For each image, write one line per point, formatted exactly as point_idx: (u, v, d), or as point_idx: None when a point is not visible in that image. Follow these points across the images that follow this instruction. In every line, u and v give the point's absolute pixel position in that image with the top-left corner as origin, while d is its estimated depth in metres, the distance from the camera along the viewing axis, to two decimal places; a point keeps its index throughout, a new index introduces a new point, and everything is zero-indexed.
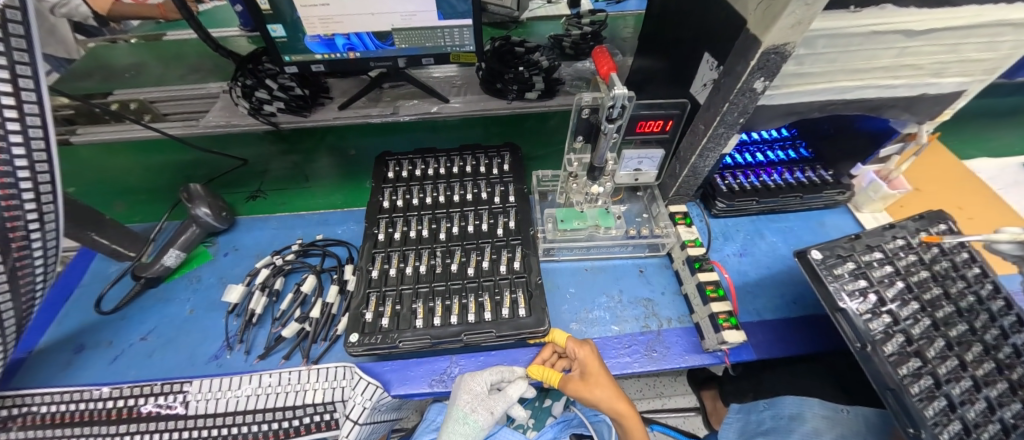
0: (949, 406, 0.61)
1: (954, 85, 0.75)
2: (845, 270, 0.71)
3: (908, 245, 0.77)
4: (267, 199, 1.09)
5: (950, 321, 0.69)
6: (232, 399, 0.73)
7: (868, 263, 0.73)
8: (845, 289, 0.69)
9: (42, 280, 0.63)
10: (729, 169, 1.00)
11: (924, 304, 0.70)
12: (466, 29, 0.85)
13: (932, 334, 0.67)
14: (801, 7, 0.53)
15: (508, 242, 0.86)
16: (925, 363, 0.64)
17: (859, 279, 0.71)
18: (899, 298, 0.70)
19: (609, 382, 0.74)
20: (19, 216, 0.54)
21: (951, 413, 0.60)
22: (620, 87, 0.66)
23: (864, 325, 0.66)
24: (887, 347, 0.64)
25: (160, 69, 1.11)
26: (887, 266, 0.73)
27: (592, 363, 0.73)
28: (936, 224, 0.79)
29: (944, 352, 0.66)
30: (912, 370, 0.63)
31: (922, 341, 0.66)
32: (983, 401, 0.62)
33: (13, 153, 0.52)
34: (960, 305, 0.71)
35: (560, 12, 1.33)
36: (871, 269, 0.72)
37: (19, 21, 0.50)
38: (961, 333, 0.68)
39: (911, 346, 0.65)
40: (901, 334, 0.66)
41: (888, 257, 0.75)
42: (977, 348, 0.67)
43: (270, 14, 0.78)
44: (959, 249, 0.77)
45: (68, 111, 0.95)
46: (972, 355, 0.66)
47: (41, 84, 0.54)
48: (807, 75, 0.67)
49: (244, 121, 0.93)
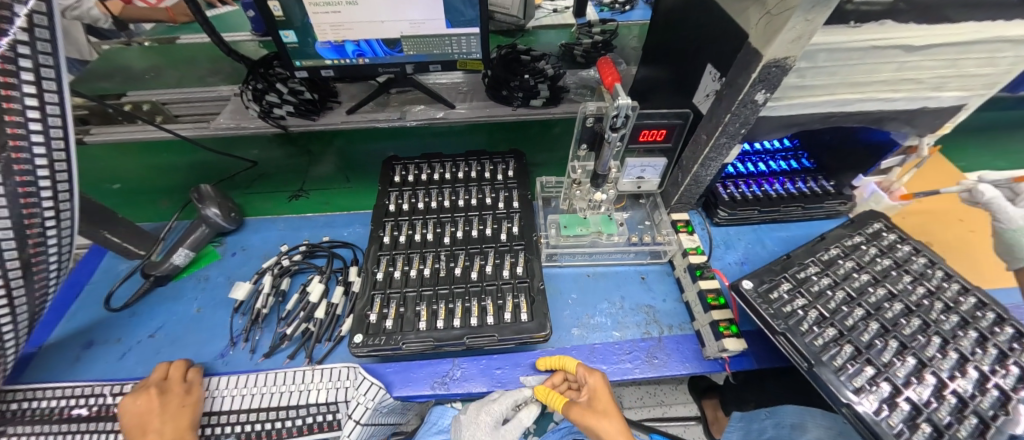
0: (916, 410, 0.61)
1: (954, 99, 0.76)
2: (780, 291, 0.74)
3: (841, 253, 0.81)
4: (311, 198, 1.10)
5: (900, 321, 0.71)
6: (238, 397, 0.74)
7: (805, 279, 0.76)
8: (782, 310, 0.71)
9: (56, 274, 0.64)
10: (732, 178, 1.01)
11: (869, 309, 0.73)
12: (473, 37, 0.87)
13: (884, 337, 0.69)
14: (800, 22, 0.54)
15: (511, 247, 0.87)
16: (879, 370, 0.65)
17: (796, 298, 0.73)
18: (843, 307, 0.73)
19: (616, 413, 0.72)
20: (36, 212, 0.56)
21: (919, 416, 0.61)
22: (622, 97, 0.68)
23: (807, 343, 0.67)
24: (834, 361, 0.65)
25: (177, 74, 1.15)
26: (825, 280, 0.76)
27: (597, 391, 0.72)
28: (872, 222, 0.87)
29: (900, 354, 0.67)
30: (867, 379, 0.64)
31: (873, 348, 0.67)
32: (953, 397, 0.63)
33: (34, 152, 0.54)
34: (909, 301, 0.74)
35: (566, 21, 1.37)
36: (808, 284, 0.75)
37: (45, 26, 0.53)
38: (916, 330, 0.70)
39: (863, 355, 0.66)
40: (849, 345, 0.67)
41: (823, 269, 0.78)
42: (937, 340, 0.69)
43: (283, 20, 0.80)
44: (903, 243, 0.83)
45: (83, 111, 0.99)
46: (933, 351, 0.67)
47: (64, 85, 0.56)
48: (807, 87, 0.68)
49: (255, 124, 0.95)
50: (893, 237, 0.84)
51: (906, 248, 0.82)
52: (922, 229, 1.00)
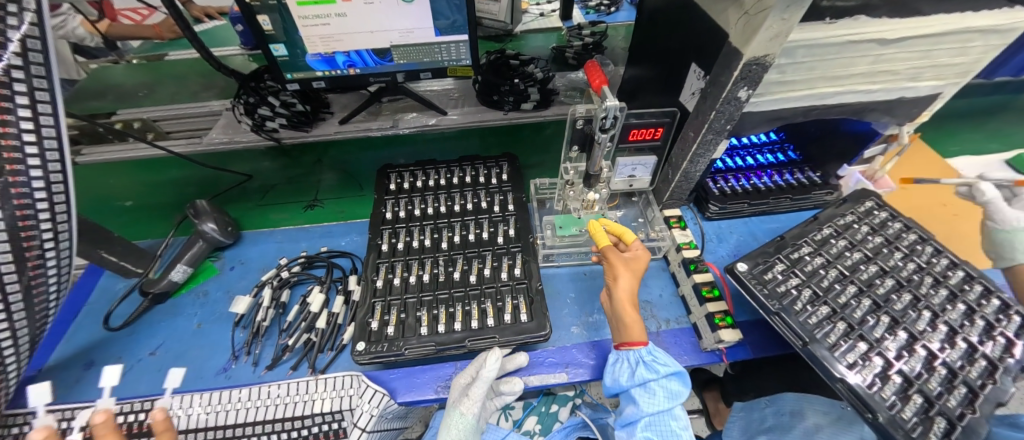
0: (908, 382, 0.64)
1: (929, 88, 0.79)
2: (774, 273, 0.76)
3: (834, 232, 0.83)
4: (325, 207, 1.11)
5: (891, 296, 0.73)
6: (243, 411, 0.73)
7: (799, 259, 0.78)
8: (776, 291, 0.73)
9: (56, 295, 0.64)
10: (721, 173, 1.03)
11: (861, 286, 0.75)
12: (462, 44, 0.89)
13: (875, 313, 0.71)
14: (778, 21, 0.56)
15: (508, 250, 0.88)
16: (871, 346, 0.67)
17: (790, 278, 0.75)
18: (836, 285, 0.75)
19: (637, 283, 0.77)
20: (34, 234, 0.56)
21: (911, 389, 0.63)
22: (610, 99, 0.70)
23: (801, 322, 0.69)
24: (828, 339, 0.68)
25: (169, 90, 1.16)
26: (818, 259, 0.78)
27: (638, 262, 0.78)
28: (863, 202, 0.90)
29: (891, 329, 0.69)
30: (861, 354, 0.66)
31: (865, 324, 0.69)
32: (943, 369, 0.65)
33: (31, 175, 0.54)
34: (899, 276, 0.76)
35: (553, 24, 1.40)
36: (801, 264, 0.77)
37: (38, 50, 0.53)
38: (907, 305, 0.72)
39: (856, 331, 0.69)
40: (842, 322, 0.70)
41: (816, 249, 0.80)
42: (927, 314, 0.71)
43: (272, 34, 0.81)
44: (892, 221, 0.85)
45: (74, 131, 0.99)
46: (924, 325, 0.70)
47: (59, 109, 0.57)
48: (789, 82, 0.70)
49: (248, 137, 0.96)
50: (884, 215, 0.86)
51: (897, 225, 0.85)
52: (918, 221, 1.02)
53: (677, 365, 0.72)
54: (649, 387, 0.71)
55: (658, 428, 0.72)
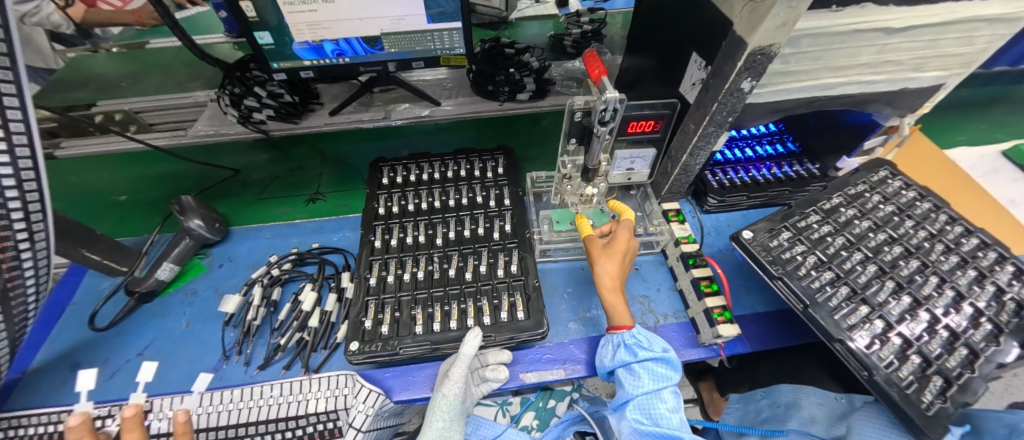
0: (907, 343, 0.64)
1: (933, 79, 0.77)
2: (779, 240, 0.76)
3: (844, 201, 0.83)
4: (328, 200, 1.12)
5: (898, 263, 0.74)
6: (234, 412, 0.72)
7: (807, 227, 0.78)
8: (779, 258, 0.74)
9: (35, 296, 0.62)
10: (720, 165, 1.02)
11: (868, 253, 0.75)
12: (455, 32, 0.85)
13: (881, 278, 0.72)
14: (785, 9, 0.54)
15: (504, 246, 0.86)
16: (873, 309, 0.68)
17: (796, 245, 0.76)
18: (843, 251, 0.75)
19: (620, 266, 0.74)
20: (7, 236, 0.54)
21: (910, 350, 0.64)
22: (610, 91, 0.67)
23: (804, 286, 0.70)
24: (830, 302, 0.69)
25: (152, 80, 1.12)
26: (826, 227, 0.78)
27: (619, 246, 0.76)
28: (878, 170, 0.88)
29: (896, 294, 0.70)
30: (861, 317, 0.67)
31: (869, 289, 0.70)
32: (945, 332, 0.65)
33: (0, 173, 0.51)
34: (909, 244, 0.76)
35: (549, 12, 1.37)
36: (808, 232, 0.77)
37: (2, 39, 0.50)
38: (912, 272, 0.72)
39: (859, 295, 0.69)
40: (846, 287, 0.70)
41: (824, 217, 0.80)
42: (934, 280, 0.71)
43: (256, 21, 0.77)
44: (907, 190, 0.85)
45: (51, 123, 0.95)
46: (928, 290, 0.70)
47: (28, 103, 0.53)
48: (792, 73, 0.68)
49: (234, 130, 0.93)
50: (898, 184, 0.85)
51: (911, 193, 0.84)
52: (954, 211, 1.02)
53: (665, 350, 0.70)
54: (634, 370, 0.70)
55: (648, 411, 0.68)
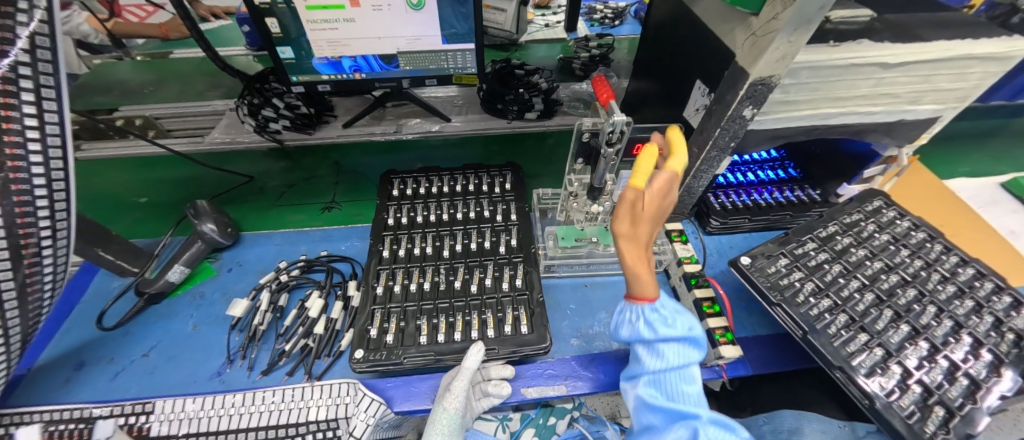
0: (907, 372, 0.65)
1: (929, 112, 0.80)
2: (778, 266, 0.78)
3: (840, 229, 0.85)
4: (341, 210, 1.11)
5: (896, 291, 0.75)
6: (235, 416, 0.72)
7: (804, 254, 0.80)
8: (778, 283, 0.75)
9: (51, 292, 0.63)
10: (723, 188, 1.04)
11: (865, 281, 0.76)
12: (468, 52, 0.89)
13: (879, 306, 0.73)
14: (784, 43, 0.57)
15: (509, 260, 0.88)
16: (872, 337, 0.68)
17: (793, 272, 0.77)
18: (840, 279, 0.77)
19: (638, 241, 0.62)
20: (32, 232, 0.56)
21: (910, 379, 0.64)
22: (618, 113, 0.70)
23: (802, 313, 0.72)
24: (828, 329, 0.70)
25: (174, 89, 1.16)
26: (823, 255, 0.80)
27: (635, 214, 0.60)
28: (871, 200, 0.91)
29: (894, 322, 0.71)
30: (861, 345, 0.68)
31: (867, 317, 0.71)
32: (944, 361, 0.66)
33: (32, 173, 0.54)
34: (906, 273, 0.77)
35: (559, 36, 1.42)
36: (805, 259, 0.79)
37: (47, 47, 0.53)
38: (910, 301, 0.73)
39: (858, 323, 0.70)
40: (844, 314, 0.71)
41: (821, 245, 0.82)
42: (932, 309, 0.72)
43: (279, 37, 0.81)
44: (902, 220, 0.86)
45: (76, 126, 0.99)
46: (926, 320, 0.71)
47: (64, 108, 0.56)
48: (792, 102, 0.71)
49: (250, 138, 0.96)
50: (892, 214, 0.87)
51: (907, 223, 0.86)
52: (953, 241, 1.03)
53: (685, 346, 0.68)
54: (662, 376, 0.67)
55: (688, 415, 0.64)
